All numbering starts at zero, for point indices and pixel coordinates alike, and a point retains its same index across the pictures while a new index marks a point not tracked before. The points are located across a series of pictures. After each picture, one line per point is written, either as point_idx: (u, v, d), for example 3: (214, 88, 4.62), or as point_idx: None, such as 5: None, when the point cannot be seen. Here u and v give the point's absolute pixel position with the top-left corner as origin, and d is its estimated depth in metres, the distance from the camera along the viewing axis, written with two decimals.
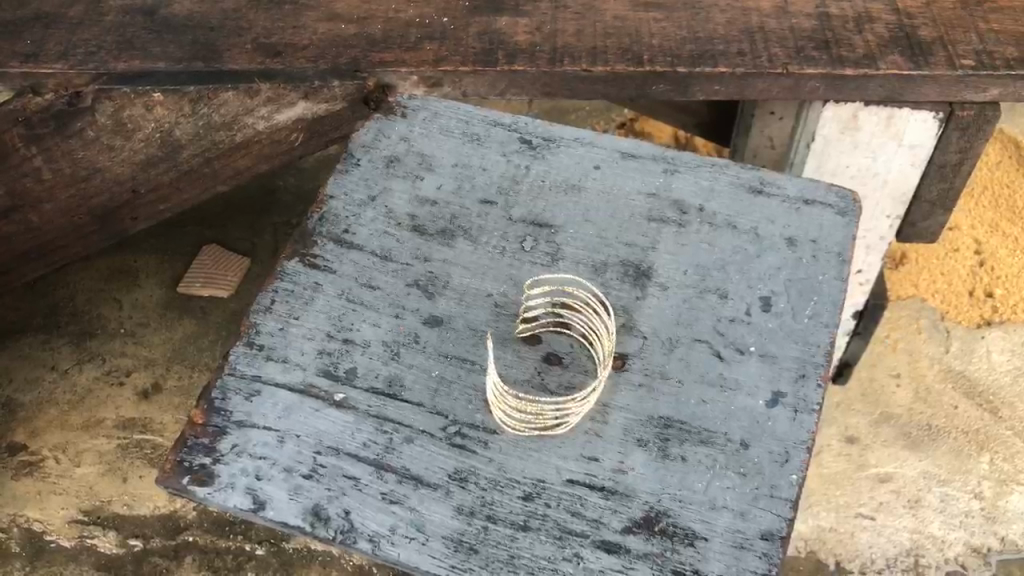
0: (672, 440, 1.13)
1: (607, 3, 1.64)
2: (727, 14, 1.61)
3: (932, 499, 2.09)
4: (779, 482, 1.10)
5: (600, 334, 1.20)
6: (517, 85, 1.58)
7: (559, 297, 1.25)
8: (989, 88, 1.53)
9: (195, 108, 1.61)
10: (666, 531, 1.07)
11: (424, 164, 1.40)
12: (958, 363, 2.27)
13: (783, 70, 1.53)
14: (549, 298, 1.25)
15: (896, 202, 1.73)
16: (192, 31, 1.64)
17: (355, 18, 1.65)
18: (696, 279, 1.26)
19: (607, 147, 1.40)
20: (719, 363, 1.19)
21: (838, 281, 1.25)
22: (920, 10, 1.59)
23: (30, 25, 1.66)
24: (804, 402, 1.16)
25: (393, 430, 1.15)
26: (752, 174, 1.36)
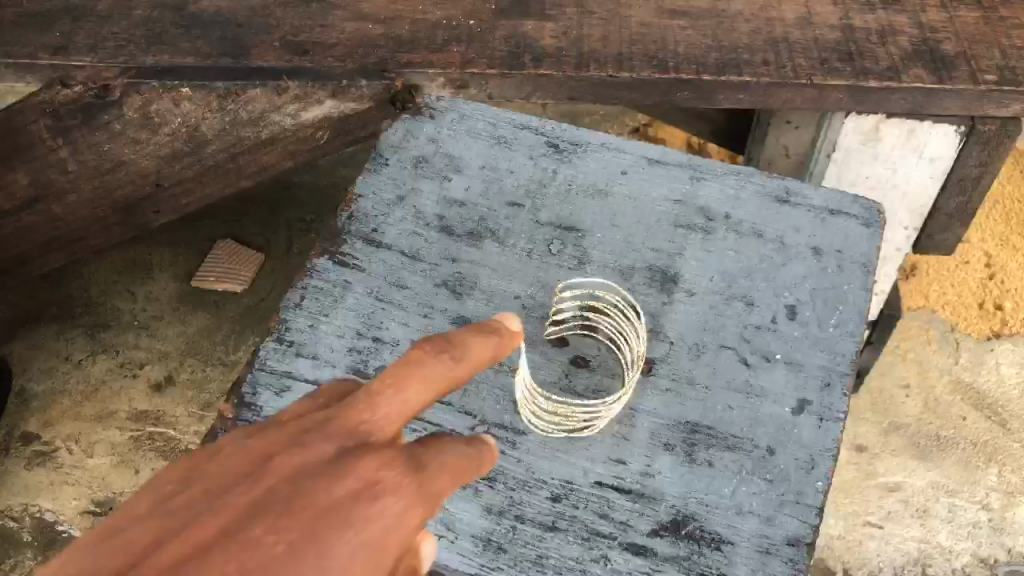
0: (699, 445, 1.15)
1: (632, 10, 1.66)
2: (751, 23, 1.63)
3: (939, 509, 2.10)
4: (806, 489, 1.11)
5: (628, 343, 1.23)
6: (543, 89, 1.59)
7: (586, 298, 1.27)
8: (1010, 103, 1.54)
9: (222, 103, 1.61)
10: (693, 534, 1.09)
11: (452, 165, 1.42)
12: (968, 375, 2.28)
13: (807, 80, 1.54)
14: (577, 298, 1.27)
15: (914, 213, 1.75)
16: (221, 27, 1.66)
17: (383, 18, 1.67)
18: (722, 286, 1.27)
19: (634, 153, 1.41)
20: (745, 369, 1.20)
21: (862, 291, 1.26)
22: (942, 24, 1.61)
23: (60, 18, 1.67)
24: (830, 410, 1.17)
25: (422, 429, 1.16)
26: (778, 183, 1.37)
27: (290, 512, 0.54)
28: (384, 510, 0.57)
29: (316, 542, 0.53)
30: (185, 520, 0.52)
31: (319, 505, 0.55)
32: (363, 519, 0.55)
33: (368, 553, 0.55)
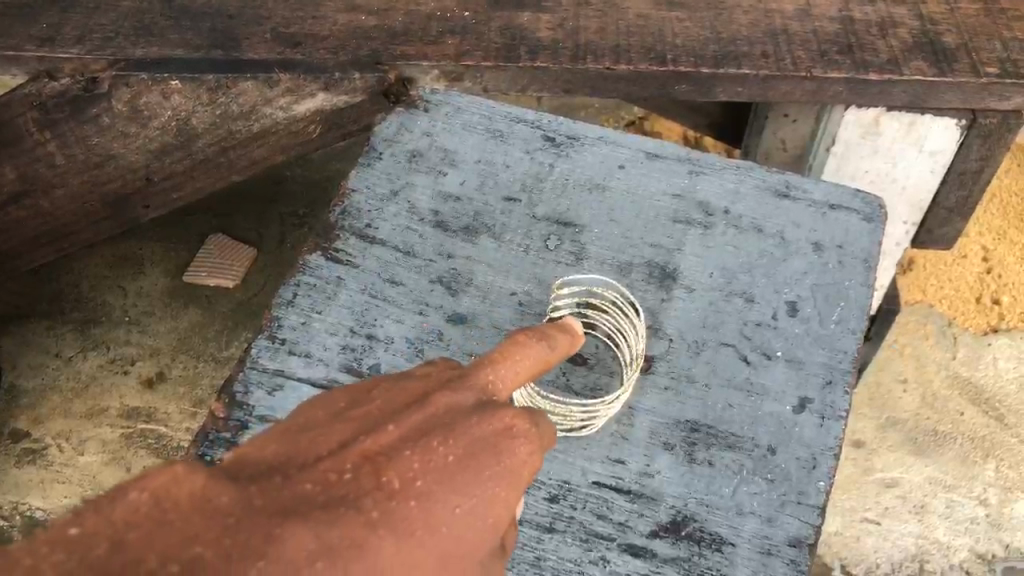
0: (699, 445, 1.13)
1: (629, 1, 1.63)
2: (750, 15, 1.60)
3: (937, 505, 2.09)
4: (807, 489, 1.10)
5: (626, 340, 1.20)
6: (539, 82, 1.57)
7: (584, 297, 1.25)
8: (1012, 96, 1.52)
9: (213, 96, 1.59)
10: (693, 535, 1.07)
11: (447, 159, 1.39)
12: (966, 370, 2.25)
13: (806, 74, 1.52)
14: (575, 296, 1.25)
15: (914, 208, 1.74)
16: (211, 18, 1.62)
17: (375, 10, 1.64)
18: (722, 282, 1.25)
19: (632, 146, 1.39)
20: (745, 367, 1.18)
21: (864, 287, 1.25)
22: (943, 16, 1.58)
23: (47, 9, 1.64)
24: (831, 408, 1.15)
25: None
26: (778, 177, 1.35)
27: (448, 439, 0.72)
28: (517, 449, 0.74)
29: (476, 461, 0.72)
30: (376, 429, 0.71)
31: (471, 436, 0.73)
32: (505, 452, 0.74)
33: (505, 479, 0.73)
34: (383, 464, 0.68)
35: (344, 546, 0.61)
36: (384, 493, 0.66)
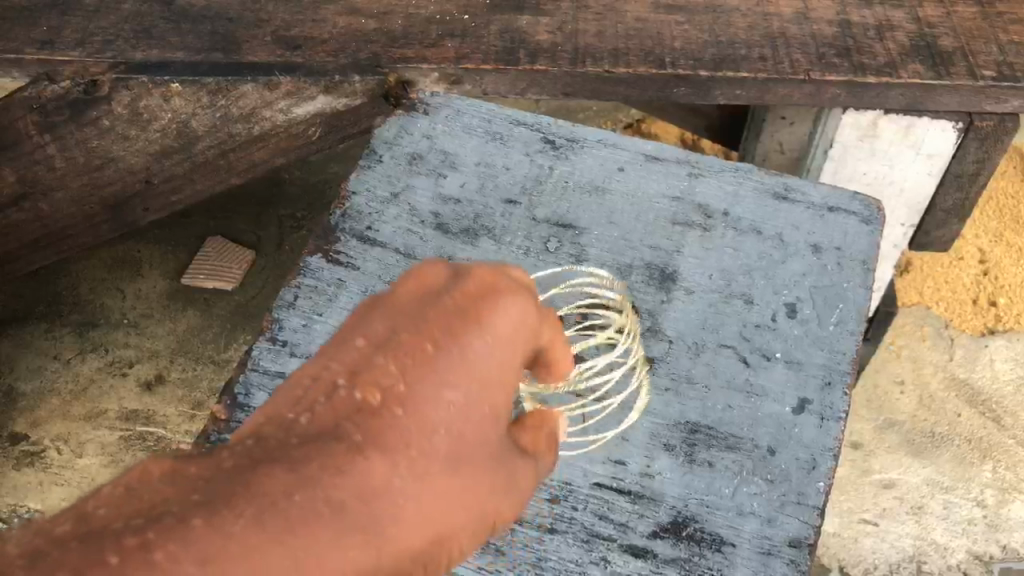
0: (699, 445, 1.14)
1: (627, 5, 1.64)
2: (748, 18, 1.61)
3: (934, 506, 2.09)
4: (807, 490, 1.11)
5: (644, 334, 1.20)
6: (538, 84, 1.58)
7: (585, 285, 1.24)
8: (1008, 99, 1.53)
9: (213, 99, 1.59)
10: (693, 536, 1.09)
11: (447, 162, 1.40)
12: (962, 372, 2.26)
13: (805, 76, 1.53)
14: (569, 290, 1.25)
15: (912, 210, 1.75)
16: (211, 21, 1.63)
17: (375, 13, 1.64)
18: (721, 284, 1.26)
19: (631, 149, 1.40)
20: (745, 368, 1.19)
21: (862, 289, 1.25)
22: (940, 19, 1.59)
23: (47, 12, 1.64)
24: (830, 409, 1.16)
25: None
26: (776, 180, 1.36)
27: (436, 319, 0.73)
28: (506, 311, 0.75)
29: (465, 324, 0.73)
30: (364, 363, 0.70)
31: (447, 320, 0.73)
32: (489, 323, 0.74)
33: (503, 344, 0.74)
34: (375, 378, 0.69)
35: (326, 476, 0.61)
36: (392, 403, 0.68)
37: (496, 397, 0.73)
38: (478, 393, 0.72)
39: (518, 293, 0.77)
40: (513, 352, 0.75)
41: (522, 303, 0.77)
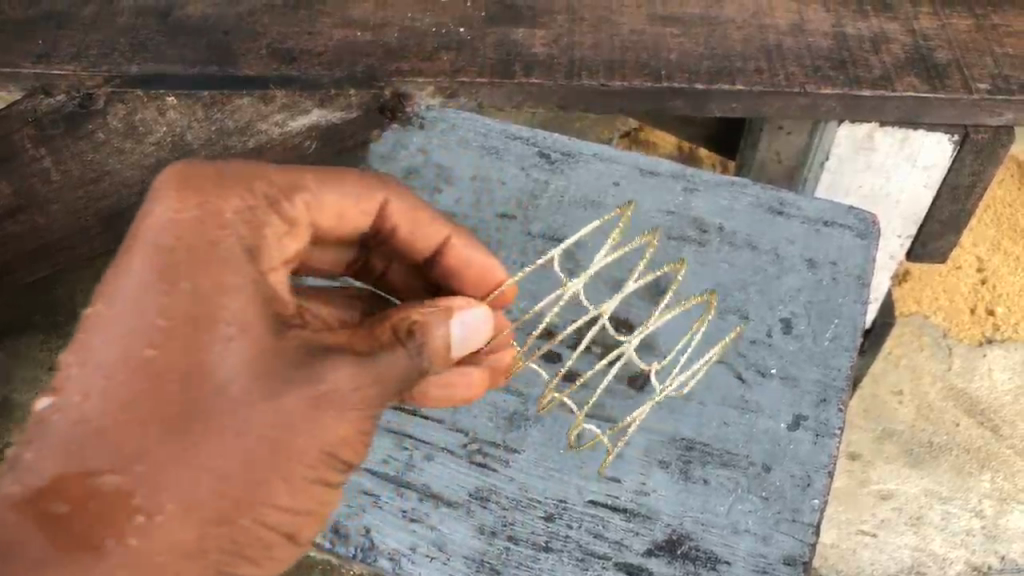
0: (694, 462, 1.17)
1: (624, 17, 1.63)
2: (744, 30, 1.60)
3: (933, 517, 2.10)
4: (801, 507, 1.14)
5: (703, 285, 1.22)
6: (533, 97, 1.58)
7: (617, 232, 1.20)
8: (1002, 112, 1.54)
9: (208, 112, 1.63)
10: (688, 553, 1.14)
11: (442, 176, 1.41)
12: (961, 382, 2.24)
13: (800, 89, 1.54)
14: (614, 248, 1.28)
15: (908, 221, 1.74)
16: (207, 34, 1.62)
17: (372, 25, 1.63)
18: (716, 299, 1.26)
19: (627, 162, 1.39)
20: (740, 385, 1.20)
21: (858, 304, 1.26)
22: (935, 31, 1.59)
23: (40, 25, 1.62)
24: (825, 426, 1.18)
25: (412, 447, 1.19)
26: (773, 193, 1.33)
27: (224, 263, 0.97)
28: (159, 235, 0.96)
29: (206, 258, 0.96)
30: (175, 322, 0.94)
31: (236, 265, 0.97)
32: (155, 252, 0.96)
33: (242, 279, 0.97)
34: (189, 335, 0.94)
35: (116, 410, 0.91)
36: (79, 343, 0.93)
37: (237, 304, 0.95)
38: (218, 304, 0.95)
39: (278, 175, 1.05)
40: (297, 227, 1.04)
41: (242, 182, 1.01)
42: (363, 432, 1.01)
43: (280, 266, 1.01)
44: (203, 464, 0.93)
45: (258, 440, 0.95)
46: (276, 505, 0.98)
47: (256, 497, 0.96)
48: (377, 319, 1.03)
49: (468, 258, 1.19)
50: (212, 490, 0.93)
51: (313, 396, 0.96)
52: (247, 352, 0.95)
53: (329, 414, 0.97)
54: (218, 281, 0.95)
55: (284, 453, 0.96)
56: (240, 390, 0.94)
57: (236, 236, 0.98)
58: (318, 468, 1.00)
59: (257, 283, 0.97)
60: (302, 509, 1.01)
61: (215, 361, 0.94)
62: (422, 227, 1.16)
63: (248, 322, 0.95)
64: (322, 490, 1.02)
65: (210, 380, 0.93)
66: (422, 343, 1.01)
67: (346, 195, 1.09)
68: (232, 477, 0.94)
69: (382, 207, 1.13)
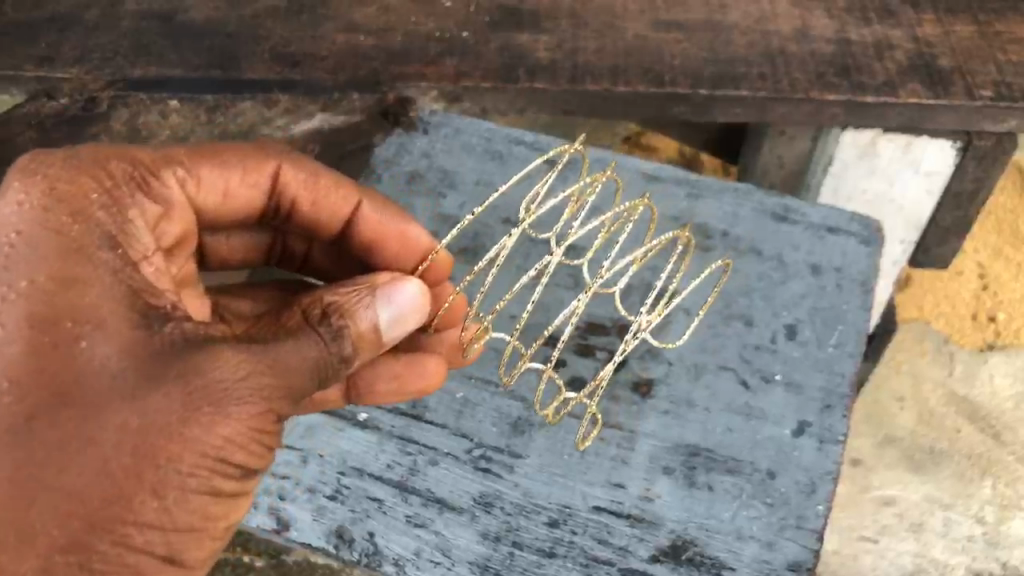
0: (698, 469, 1.16)
1: (627, 22, 1.64)
2: (747, 36, 1.61)
3: (935, 523, 2.09)
4: (806, 513, 1.12)
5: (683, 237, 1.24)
6: (537, 103, 1.57)
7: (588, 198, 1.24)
8: (1006, 119, 1.52)
9: (211, 116, 1.57)
10: (693, 560, 1.11)
11: (447, 181, 1.48)
12: (962, 388, 2.25)
13: (804, 96, 1.53)
14: (628, 247, 1.35)
15: (911, 226, 1.76)
16: (210, 38, 1.63)
17: (375, 30, 1.64)
18: (721, 305, 1.28)
19: (632, 169, 1.42)
20: (744, 392, 1.21)
21: (862, 310, 1.27)
22: (938, 38, 1.59)
23: (45, 29, 1.64)
24: (830, 432, 1.17)
25: (417, 452, 1.20)
26: (776, 200, 1.37)
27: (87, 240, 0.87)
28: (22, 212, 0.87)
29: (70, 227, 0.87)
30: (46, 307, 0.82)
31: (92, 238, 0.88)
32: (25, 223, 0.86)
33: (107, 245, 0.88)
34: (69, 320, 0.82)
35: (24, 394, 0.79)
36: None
37: (97, 293, 0.85)
38: (74, 292, 0.84)
39: (150, 157, 1.00)
40: (176, 211, 1.02)
41: (113, 154, 0.96)
42: (258, 426, 0.87)
43: (148, 255, 0.93)
44: (63, 472, 0.78)
45: (126, 440, 0.80)
46: (149, 523, 0.82)
47: (121, 513, 0.80)
48: (286, 308, 0.98)
49: (384, 229, 1.18)
50: (68, 508, 0.78)
51: (187, 382, 0.83)
52: (113, 344, 0.82)
53: (208, 408, 0.84)
54: (69, 272, 0.84)
55: (159, 455, 0.81)
56: (106, 384, 0.81)
57: (99, 220, 0.90)
58: (202, 476, 0.84)
59: (119, 271, 0.87)
60: (183, 525, 0.84)
61: (72, 353, 0.81)
62: (323, 200, 1.15)
63: (109, 314, 0.84)
64: (210, 503, 0.86)
65: (72, 373, 0.80)
66: (341, 325, 0.97)
67: (241, 171, 1.09)
68: (95, 490, 0.79)
69: (277, 183, 1.12)
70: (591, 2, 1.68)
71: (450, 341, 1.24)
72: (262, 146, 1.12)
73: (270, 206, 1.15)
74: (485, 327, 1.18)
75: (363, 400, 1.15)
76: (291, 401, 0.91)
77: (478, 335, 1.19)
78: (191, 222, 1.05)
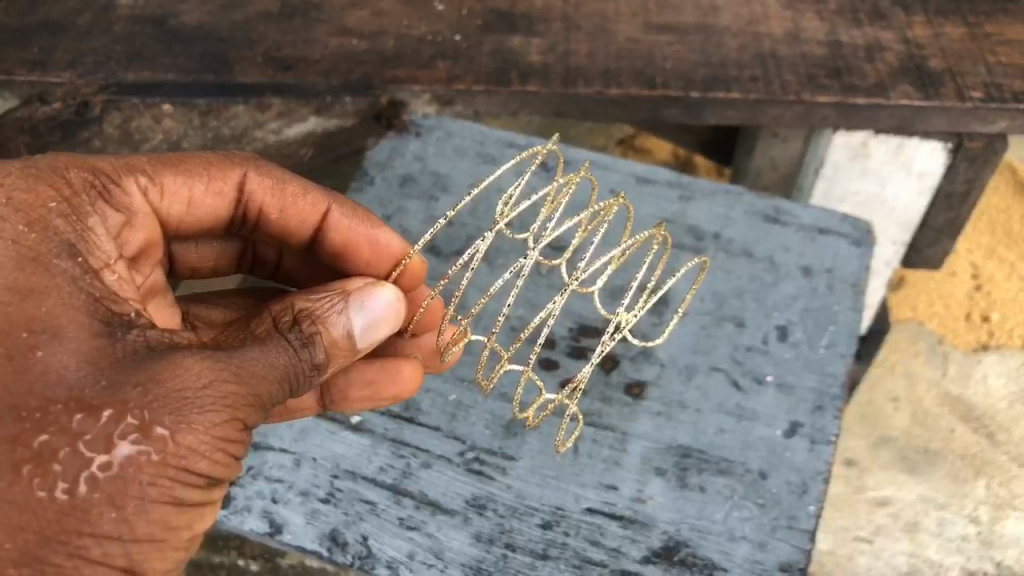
0: (691, 470, 1.16)
1: (620, 26, 1.64)
2: (739, 38, 1.62)
3: (929, 523, 2.08)
4: (798, 514, 1.12)
5: (659, 238, 1.20)
6: (530, 105, 1.57)
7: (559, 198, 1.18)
8: (996, 120, 1.52)
9: (204, 120, 1.60)
10: (685, 561, 1.11)
11: (439, 184, 1.53)
12: (956, 388, 2.25)
13: (795, 97, 1.53)
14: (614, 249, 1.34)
15: (903, 228, 1.77)
16: (203, 42, 1.63)
17: (368, 33, 1.64)
18: (713, 307, 1.29)
19: (623, 171, 1.42)
20: (736, 393, 1.22)
21: (853, 311, 1.27)
22: (929, 40, 1.60)
23: (38, 33, 1.64)
24: (822, 433, 1.18)
25: (410, 455, 1.20)
26: (768, 202, 1.38)
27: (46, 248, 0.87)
28: None
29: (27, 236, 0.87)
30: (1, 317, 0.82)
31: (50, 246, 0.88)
32: None
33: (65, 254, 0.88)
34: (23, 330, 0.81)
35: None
36: None
37: (54, 302, 0.84)
38: (29, 302, 0.83)
39: (111, 165, 1.01)
40: (139, 219, 1.02)
41: (76, 162, 0.97)
42: (223, 434, 0.84)
43: (110, 264, 0.93)
44: (16, 484, 0.77)
45: (81, 452, 0.78)
46: (105, 535, 0.79)
47: (76, 525, 0.78)
48: (255, 316, 0.98)
49: (355, 235, 1.18)
50: (20, 521, 0.77)
51: (146, 392, 0.81)
52: (70, 354, 0.81)
53: (169, 416, 0.81)
54: (25, 282, 0.84)
55: (117, 465, 0.79)
56: (62, 394, 0.79)
57: (57, 229, 0.90)
58: (163, 486, 0.81)
59: (78, 280, 0.87)
60: (142, 536, 0.81)
61: (28, 364, 0.80)
62: (290, 206, 1.16)
63: (66, 324, 0.83)
64: (172, 513, 0.82)
65: (28, 384, 0.79)
66: (312, 331, 0.96)
67: (206, 183, 1.10)
68: (48, 502, 0.77)
69: (243, 191, 1.13)
70: (584, 5, 1.68)
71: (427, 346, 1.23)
72: (226, 154, 1.13)
73: (238, 215, 1.15)
74: (463, 330, 1.14)
75: (337, 407, 1.16)
76: (259, 409, 0.89)
77: (456, 337, 1.14)
78: (155, 231, 1.05)
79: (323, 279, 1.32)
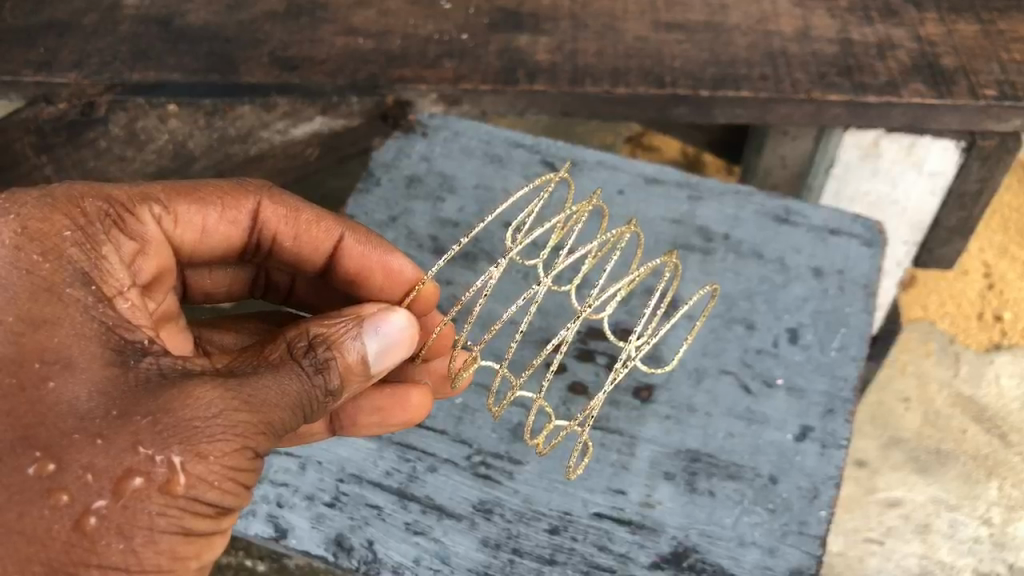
0: (700, 475, 1.15)
1: (627, 23, 1.63)
2: (748, 37, 1.60)
3: (941, 524, 2.05)
4: (808, 520, 1.11)
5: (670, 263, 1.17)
6: (537, 104, 1.57)
7: (572, 224, 1.17)
8: (1010, 119, 1.51)
9: (210, 121, 1.59)
10: (694, 567, 1.10)
11: (445, 185, 1.52)
12: (968, 388, 2.23)
13: (806, 96, 1.51)
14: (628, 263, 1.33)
15: (914, 228, 1.76)
16: (208, 42, 1.62)
17: (373, 33, 1.63)
18: (723, 309, 1.27)
19: (632, 171, 1.41)
20: (746, 396, 1.20)
21: (864, 313, 1.26)
22: (941, 37, 1.57)
23: (44, 34, 1.64)
24: (833, 437, 1.17)
25: (416, 458, 1.19)
26: (779, 203, 1.36)
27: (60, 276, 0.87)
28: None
29: (41, 265, 0.87)
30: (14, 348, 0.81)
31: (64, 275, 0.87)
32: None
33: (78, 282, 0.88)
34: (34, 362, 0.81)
35: None
36: None
37: (67, 331, 0.84)
38: (42, 333, 0.83)
39: (126, 192, 1.00)
40: (152, 246, 1.01)
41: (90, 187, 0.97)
42: (233, 464, 0.83)
43: (123, 291, 0.92)
44: (25, 515, 0.76)
45: (91, 482, 0.77)
46: (113, 566, 0.77)
47: (83, 557, 0.76)
48: (270, 342, 0.97)
49: (368, 261, 1.17)
50: (29, 553, 0.75)
51: (157, 421, 0.80)
52: (82, 385, 0.81)
53: (179, 445, 0.80)
54: (38, 313, 0.84)
55: (126, 495, 0.77)
56: (73, 425, 0.79)
57: (70, 257, 0.89)
58: (173, 516, 0.79)
59: (90, 308, 0.86)
60: (150, 567, 0.78)
61: (39, 395, 0.80)
62: (305, 233, 1.15)
63: (78, 354, 0.83)
64: (182, 543, 0.80)
65: (39, 415, 0.79)
66: (327, 356, 0.95)
67: (219, 211, 1.09)
68: (57, 533, 0.76)
69: (257, 217, 1.12)
70: (591, 4, 1.66)
71: (438, 371, 1.20)
72: (240, 182, 1.12)
73: (251, 242, 1.14)
74: (476, 355, 1.10)
75: (346, 430, 1.14)
76: (271, 436, 0.88)
77: (467, 363, 1.10)
78: (167, 257, 1.04)
79: (334, 305, 1.31)
